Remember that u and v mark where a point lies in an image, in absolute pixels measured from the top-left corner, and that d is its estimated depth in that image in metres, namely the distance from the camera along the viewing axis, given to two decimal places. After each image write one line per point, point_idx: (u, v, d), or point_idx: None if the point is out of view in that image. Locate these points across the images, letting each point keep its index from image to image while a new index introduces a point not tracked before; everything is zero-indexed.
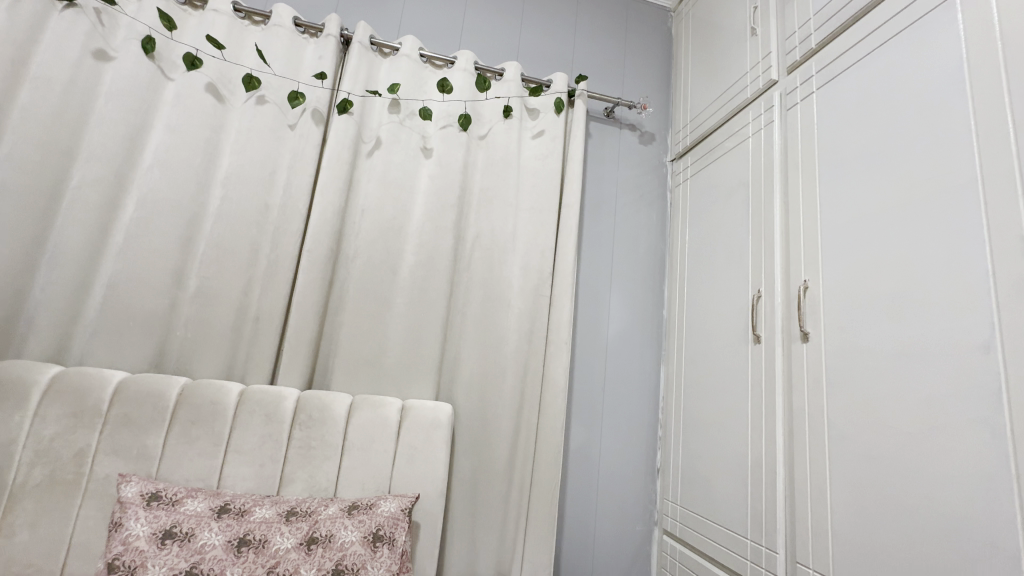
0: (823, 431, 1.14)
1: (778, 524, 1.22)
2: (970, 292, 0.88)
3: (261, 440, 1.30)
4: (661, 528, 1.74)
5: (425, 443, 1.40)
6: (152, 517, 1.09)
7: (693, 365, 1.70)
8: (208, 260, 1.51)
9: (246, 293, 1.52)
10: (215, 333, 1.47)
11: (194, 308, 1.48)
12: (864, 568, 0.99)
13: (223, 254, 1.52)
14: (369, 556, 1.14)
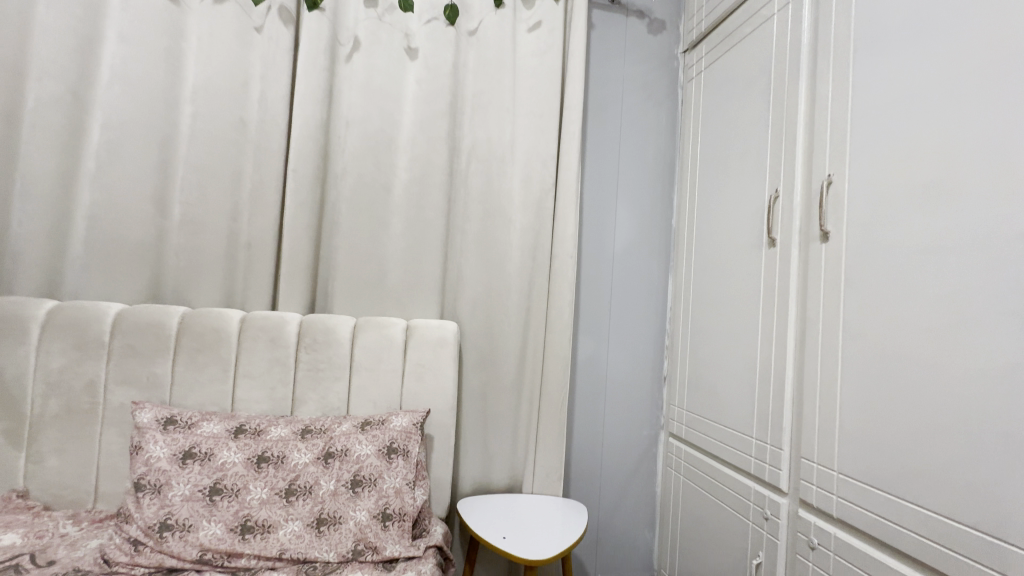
0: (837, 333, 1.11)
1: (784, 423, 1.23)
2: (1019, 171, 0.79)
3: (268, 365, 1.31)
4: (667, 432, 1.80)
5: (433, 361, 1.41)
6: (171, 440, 1.11)
7: (702, 274, 1.65)
8: (190, 185, 1.42)
9: (234, 219, 1.45)
10: (208, 261, 1.42)
11: (182, 236, 1.42)
12: (869, 459, 1.00)
13: (204, 178, 1.43)
14: (385, 467, 1.18)
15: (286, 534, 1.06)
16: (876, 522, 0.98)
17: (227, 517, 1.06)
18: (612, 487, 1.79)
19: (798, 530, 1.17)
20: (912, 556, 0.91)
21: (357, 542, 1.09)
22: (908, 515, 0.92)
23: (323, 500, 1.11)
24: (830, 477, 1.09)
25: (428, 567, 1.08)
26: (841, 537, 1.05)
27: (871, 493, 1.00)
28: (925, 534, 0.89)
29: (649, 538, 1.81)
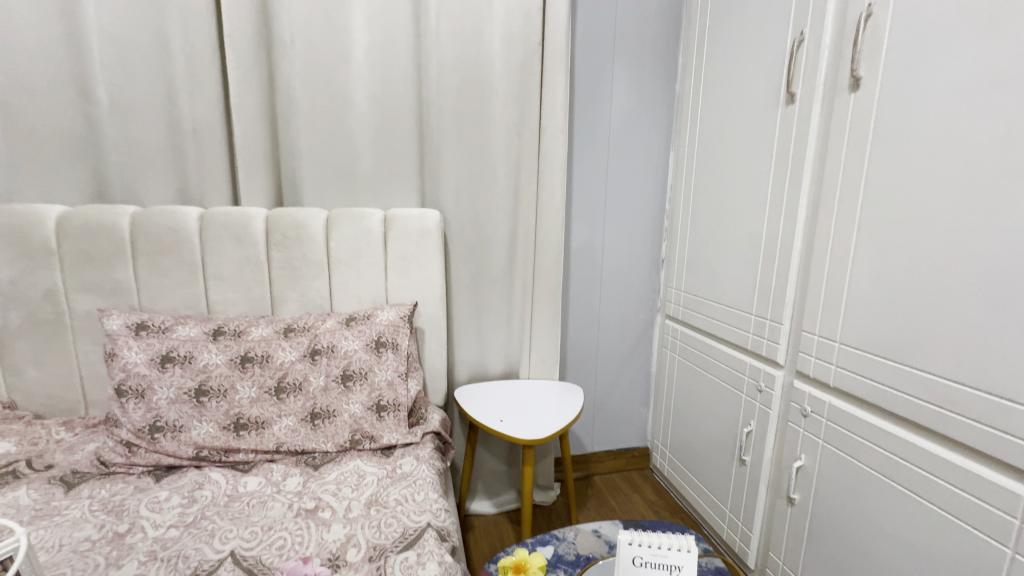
0: (856, 197, 1.00)
1: (787, 298, 1.19)
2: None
3: (239, 265, 1.21)
4: (664, 314, 1.78)
5: (417, 253, 1.32)
6: (145, 345, 1.06)
7: (708, 145, 1.50)
8: (109, 61, 1.19)
9: (171, 101, 1.25)
10: (151, 152, 1.25)
11: (114, 124, 1.23)
12: (877, 329, 0.96)
13: (123, 50, 1.19)
14: (375, 361, 1.15)
15: (281, 428, 1.06)
16: (875, 388, 0.97)
17: (218, 416, 1.04)
18: (608, 370, 1.81)
19: (792, 400, 1.18)
20: (908, 418, 0.91)
21: (354, 432, 1.09)
22: (912, 380, 0.90)
23: (314, 395, 1.10)
24: (831, 348, 1.07)
25: (427, 451, 1.10)
26: (836, 405, 1.06)
27: (875, 361, 0.97)
28: (927, 398, 0.87)
29: (643, 412, 1.89)
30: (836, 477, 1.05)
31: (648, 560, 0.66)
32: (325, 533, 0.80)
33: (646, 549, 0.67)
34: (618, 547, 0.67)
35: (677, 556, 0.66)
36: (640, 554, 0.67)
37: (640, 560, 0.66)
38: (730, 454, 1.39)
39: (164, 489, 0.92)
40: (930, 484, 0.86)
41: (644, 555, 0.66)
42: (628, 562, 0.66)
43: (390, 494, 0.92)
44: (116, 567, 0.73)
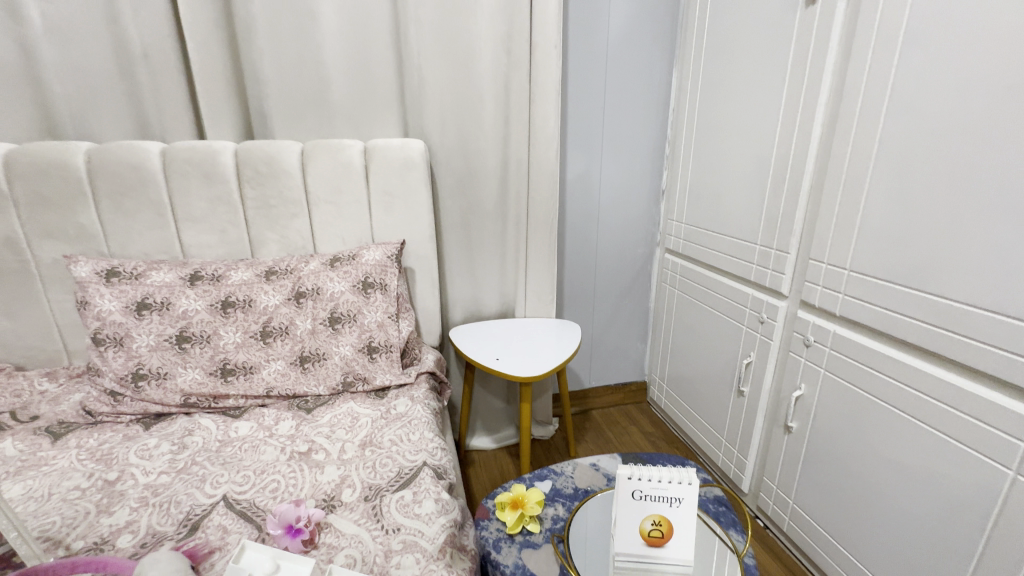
0: (880, 111, 0.91)
1: (796, 226, 1.12)
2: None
3: (210, 205, 1.13)
4: (664, 248, 1.72)
5: (401, 188, 1.23)
6: (118, 292, 1.00)
7: (715, 60, 1.36)
8: None
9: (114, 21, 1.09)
10: (97, 80, 1.12)
11: (52, 49, 1.08)
12: (892, 254, 0.91)
13: None
14: (363, 302, 1.10)
15: (271, 373, 1.03)
16: (885, 316, 0.93)
17: (203, 362, 1.01)
18: (605, 306, 1.78)
19: (794, 330, 1.15)
20: (918, 345, 0.88)
21: (346, 375, 1.06)
22: (926, 306, 0.86)
23: (302, 339, 1.06)
24: (839, 276, 1.02)
25: (422, 391, 1.08)
26: (841, 334, 1.02)
27: (886, 287, 0.92)
28: (940, 323, 0.84)
29: (641, 348, 1.88)
30: (836, 405, 1.04)
31: (647, 493, 0.65)
32: (319, 475, 0.79)
33: (645, 483, 0.65)
34: (618, 481, 0.65)
35: (677, 488, 0.64)
36: (639, 488, 0.65)
37: (639, 493, 0.65)
38: (728, 386, 1.39)
39: (153, 436, 0.90)
40: (934, 409, 0.85)
41: (643, 488, 0.65)
42: (628, 496, 0.65)
43: (385, 434, 0.91)
44: (108, 514, 0.72)
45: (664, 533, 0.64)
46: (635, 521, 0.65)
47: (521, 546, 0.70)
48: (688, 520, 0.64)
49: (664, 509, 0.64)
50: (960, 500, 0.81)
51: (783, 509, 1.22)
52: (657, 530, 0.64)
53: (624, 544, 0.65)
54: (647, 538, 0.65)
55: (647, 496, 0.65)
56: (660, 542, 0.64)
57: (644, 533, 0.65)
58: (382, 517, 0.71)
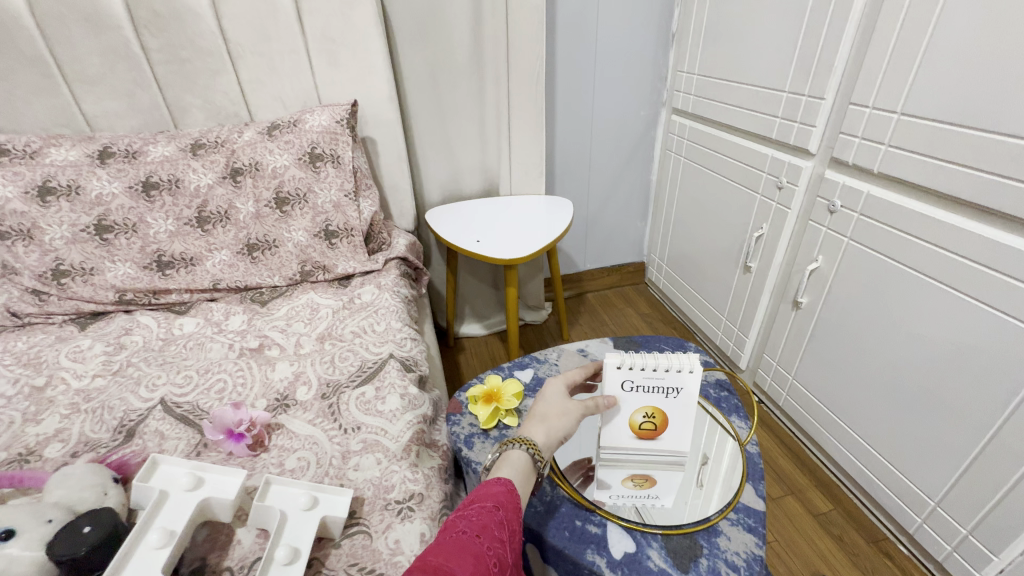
0: None
1: (838, 60, 0.90)
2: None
3: (106, 60, 0.90)
4: (671, 109, 1.49)
5: (346, 31, 0.98)
6: (11, 175, 0.83)
7: None
8: None
9: None
10: None
11: None
12: (964, 86, 0.71)
13: None
14: (313, 179, 0.93)
15: (216, 264, 0.91)
16: (934, 167, 0.77)
17: (135, 254, 0.87)
18: (602, 181, 1.60)
19: (818, 195, 0.99)
20: (973, 202, 0.73)
21: (303, 263, 0.94)
22: (996, 151, 0.69)
23: (247, 224, 0.92)
24: (886, 122, 0.83)
25: (391, 277, 0.96)
26: (875, 195, 0.87)
27: (946, 131, 0.74)
28: (1010, 173, 0.67)
29: (640, 225, 1.74)
30: (855, 276, 0.93)
31: (639, 383, 0.55)
32: (270, 372, 0.70)
33: (637, 373, 0.55)
34: (605, 372, 0.55)
35: (674, 378, 0.55)
36: (630, 378, 0.55)
37: (630, 384, 0.55)
38: (734, 261, 1.27)
39: (87, 337, 0.80)
40: (978, 276, 0.73)
41: (635, 379, 0.55)
42: (616, 388, 0.56)
43: (346, 326, 0.81)
44: (34, 422, 0.64)
45: (658, 425, 0.57)
46: (625, 414, 0.56)
47: (497, 441, 0.63)
48: (684, 409, 0.56)
49: (659, 399, 0.56)
50: (988, 375, 0.73)
51: (780, 385, 1.18)
52: (650, 423, 0.56)
53: (611, 440, 0.58)
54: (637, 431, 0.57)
55: (639, 387, 0.55)
56: (654, 434, 0.57)
57: (633, 427, 0.57)
58: (339, 416, 0.63)
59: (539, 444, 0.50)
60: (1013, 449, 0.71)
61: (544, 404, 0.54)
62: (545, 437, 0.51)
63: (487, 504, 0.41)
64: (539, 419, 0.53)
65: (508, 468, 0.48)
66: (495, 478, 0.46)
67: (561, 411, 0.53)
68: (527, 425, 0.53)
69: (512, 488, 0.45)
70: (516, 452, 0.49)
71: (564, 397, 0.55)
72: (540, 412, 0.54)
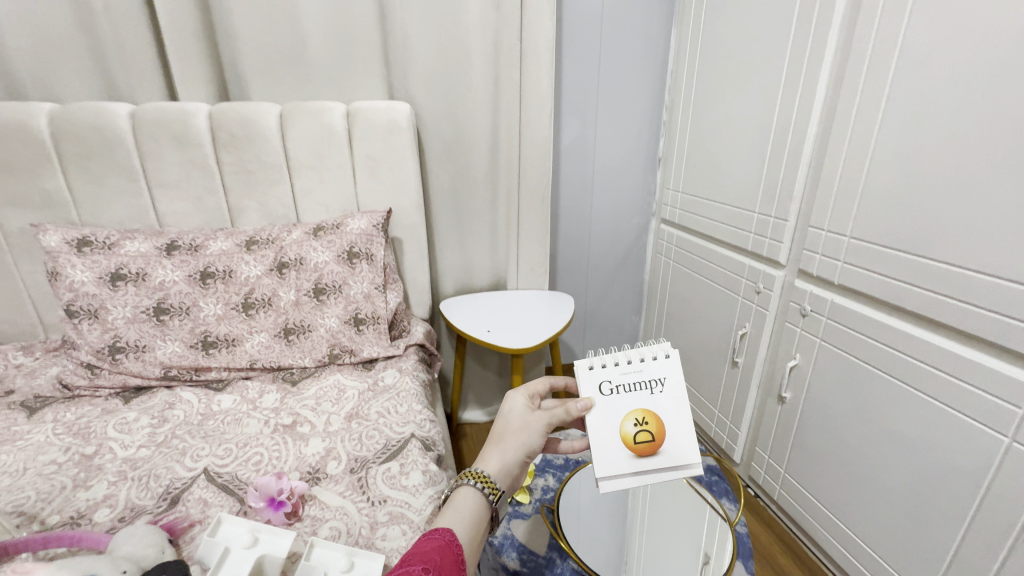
0: (892, 62, 0.85)
1: (796, 192, 1.08)
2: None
3: (185, 171, 1.08)
4: (660, 219, 1.69)
5: (387, 153, 1.18)
6: (91, 262, 0.96)
7: (716, 17, 1.30)
8: None
9: None
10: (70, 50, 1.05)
11: (24, 35, 1.02)
12: (895, 219, 0.87)
13: None
14: (348, 273, 1.06)
15: (254, 345, 1.00)
16: (883, 282, 0.91)
17: (184, 334, 0.97)
18: (598, 278, 1.76)
19: (791, 300, 1.13)
20: (918, 312, 0.85)
21: (332, 347, 1.04)
22: (928, 271, 0.83)
23: (286, 311, 1.03)
24: (840, 243, 0.99)
25: (410, 362, 1.05)
26: (838, 303, 1.00)
27: (886, 253, 0.90)
28: (944, 289, 0.80)
29: (635, 320, 1.87)
30: (830, 374, 1.03)
31: (618, 383, 0.59)
32: (304, 447, 0.77)
33: (613, 371, 0.60)
34: (582, 373, 0.59)
35: (648, 368, 0.60)
36: (606, 376, 0.60)
37: (609, 384, 0.59)
38: (722, 356, 1.38)
39: (132, 410, 0.87)
40: (931, 377, 0.83)
41: (613, 378, 0.60)
42: (597, 391, 0.59)
43: (372, 406, 0.89)
44: (85, 488, 0.70)
45: (652, 433, 0.57)
46: (615, 425, 0.57)
47: (510, 517, 0.72)
48: (668, 406, 0.58)
49: (642, 394, 0.59)
50: (954, 469, 0.80)
51: (774, 478, 1.23)
52: (644, 432, 0.57)
53: (612, 468, 0.55)
54: (634, 447, 0.57)
55: (618, 382, 0.59)
56: (652, 447, 0.56)
57: (628, 441, 0.57)
58: (367, 489, 0.69)
59: (494, 474, 0.54)
60: (988, 543, 0.76)
61: (503, 427, 0.59)
62: (502, 461, 0.55)
63: (415, 568, 0.42)
64: (497, 445, 0.57)
65: (453, 515, 0.51)
66: (429, 534, 0.47)
67: (521, 429, 0.58)
68: (487, 450, 0.57)
69: (450, 541, 0.47)
70: (467, 490, 0.53)
71: (524, 414, 0.59)
72: (500, 438, 0.58)
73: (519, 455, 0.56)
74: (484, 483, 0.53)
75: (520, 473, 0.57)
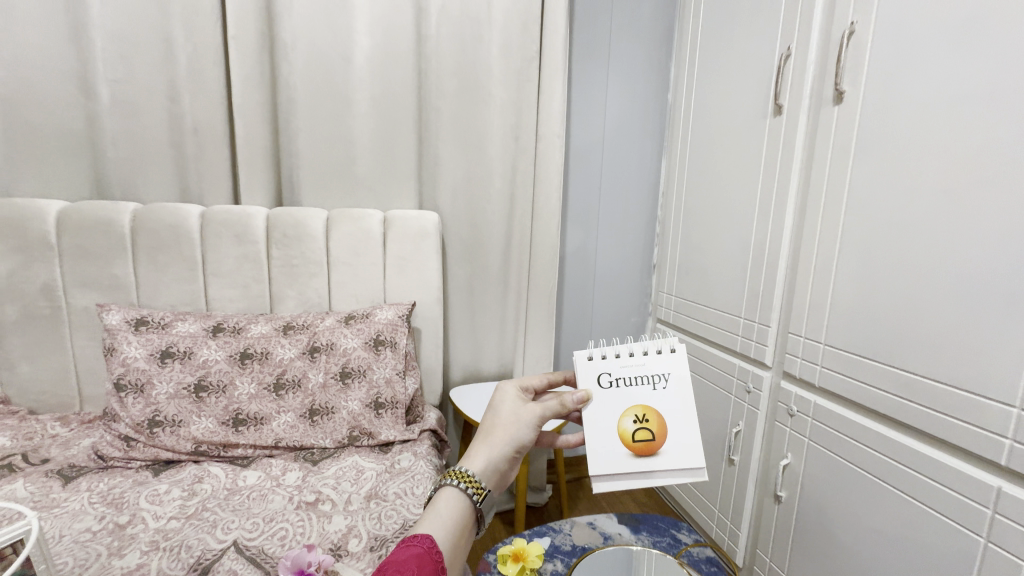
0: (841, 202, 1.04)
1: (775, 302, 1.23)
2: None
3: (238, 263, 1.22)
4: (656, 319, 1.82)
5: (415, 254, 1.34)
6: (145, 340, 1.07)
7: (698, 154, 1.55)
8: (120, 79, 1.21)
9: (178, 116, 1.25)
10: (158, 160, 1.26)
11: (124, 148, 1.24)
12: (858, 331, 1.00)
13: (135, 69, 1.21)
14: (373, 358, 1.16)
15: (281, 424, 1.07)
16: (856, 386, 1.01)
17: (218, 411, 1.05)
18: None
19: (778, 400, 1.23)
20: (888, 415, 0.94)
21: (352, 428, 1.10)
22: (891, 378, 0.93)
23: (313, 392, 1.11)
24: (816, 349, 1.11)
25: (424, 447, 1.11)
26: (821, 404, 1.10)
27: (855, 360, 1.01)
28: (905, 394, 0.90)
29: None
30: (821, 474, 1.09)
31: (618, 376, 0.64)
32: (327, 524, 0.82)
33: (614, 365, 0.65)
34: (581, 365, 0.65)
35: (649, 366, 0.65)
36: (607, 369, 0.65)
37: (609, 376, 0.64)
38: (719, 454, 1.43)
39: (163, 482, 0.92)
40: (908, 478, 0.90)
41: (613, 371, 0.65)
42: (596, 383, 0.64)
43: (389, 487, 0.94)
44: (119, 555, 0.73)
45: (652, 432, 0.61)
46: (614, 420, 0.62)
47: None
48: (665, 403, 0.63)
49: (643, 389, 0.64)
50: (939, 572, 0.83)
51: None
52: (643, 430, 0.61)
53: (608, 461, 0.60)
54: (633, 443, 0.61)
55: (619, 376, 0.64)
56: (650, 444, 0.60)
57: (627, 436, 0.61)
58: None
59: (481, 472, 0.53)
60: None
61: (491, 423, 0.58)
62: (490, 456, 0.55)
63: None
64: (485, 440, 0.56)
65: (434, 522, 0.50)
66: (408, 540, 0.46)
67: (512, 421, 0.58)
68: (475, 444, 0.56)
69: (428, 547, 0.46)
70: (450, 491, 0.52)
71: (516, 406, 0.59)
72: (486, 434, 0.57)
73: (508, 447, 0.56)
74: (468, 483, 0.52)
75: (508, 469, 0.57)
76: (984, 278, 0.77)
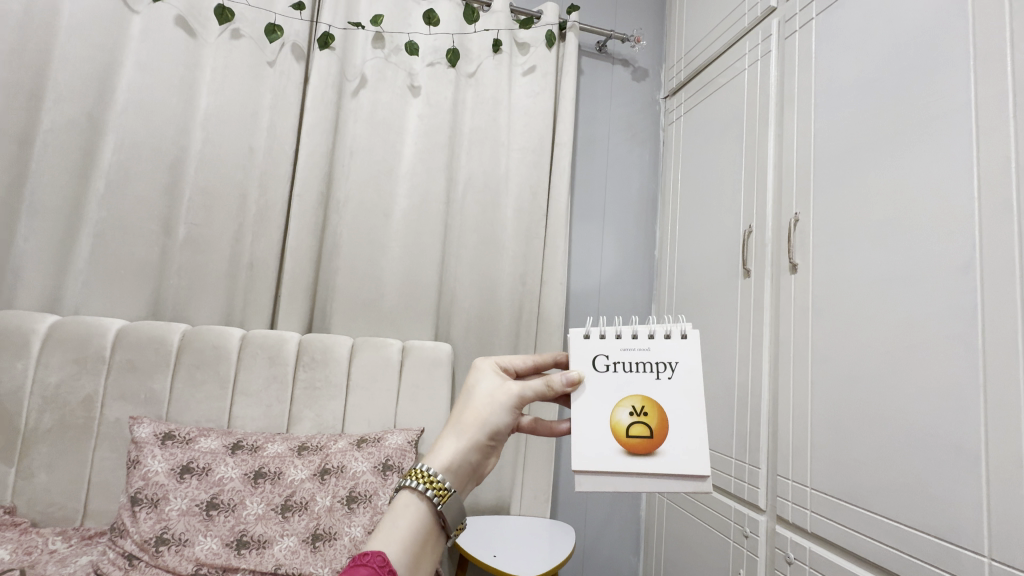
0: (808, 355, 1.20)
1: (761, 444, 1.31)
2: (958, 205, 0.89)
3: (266, 382, 1.33)
4: None
5: (427, 380, 1.45)
6: (169, 455, 1.13)
7: (683, 302, 1.75)
8: (198, 222, 1.45)
9: (237, 254, 1.47)
10: (212, 288, 1.44)
11: (185, 276, 1.43)
12: (840, 477, 1.07)
13: (211, 215, 1.46)
14: (380, 483, 1.19)
15: (281, 549, 1.07)
16: (845, 534, 1.04)
17: (224, 531, 1.07)
18: (597, 511, 1.82)
19: (776, 546, 1.23)
20: (880, 566, 0.96)
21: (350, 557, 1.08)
22: (875, 525, 0.98)
23: (318, 516, 1.12)
24: (804, 493, 1.16)
25: None
26: (816, 552, 1.11)
27: (841, 506, 1.06)
28: (891, 543, 0.94)
29: (635, 563, 1.83)
30: None
31: (616, 359, 0.67)
32: None
33: (613, 349, 0.68)
34: (574, 344, 0.68)
35: (650, 355, 0.68)
36: (605, 352, 0.68)
37: (605, 359, 0.67)
38: None
39: None
40: None
41: (613, 355, 0.68)
42: (589, 366, 0.67)
43: None
44: None
45: (647, 428, 0.64)
46: (609, 411, 0.65)
47: None
48: (663, 394, 0.66)
49: (644, 377, 0.67)
50: None
51: None
52: (638, 424, 0.64)
53: (597, 451, 0.64)
54: (626, 436, 0.64)
55: (617, 360, 0.67)
56: (641, 439, 0.64)
57: (622, 428, 0.64)
58: None
59: (445, 466, 0.56)
60: None
61: (464, 406, 0.60)
62: (458, 448, 0.58)
63: None
64: (456, 430, 0.59)
65: (395, 521, 0.54)
66: (366, 547, 0.50)
67: (485, 407, 0.59)
68: (446, 431, 0.59)
69: (378, 567, 0.48)
70: (409, 493, 0.55)
71: (490, 390, 0.60)
72: (459, 417, 0.60)
73: (478, 435, 0.59)
74: (428, 484, 0.54)
75: (481, 456, 0.59)
76: (932, 433, 0.89)
